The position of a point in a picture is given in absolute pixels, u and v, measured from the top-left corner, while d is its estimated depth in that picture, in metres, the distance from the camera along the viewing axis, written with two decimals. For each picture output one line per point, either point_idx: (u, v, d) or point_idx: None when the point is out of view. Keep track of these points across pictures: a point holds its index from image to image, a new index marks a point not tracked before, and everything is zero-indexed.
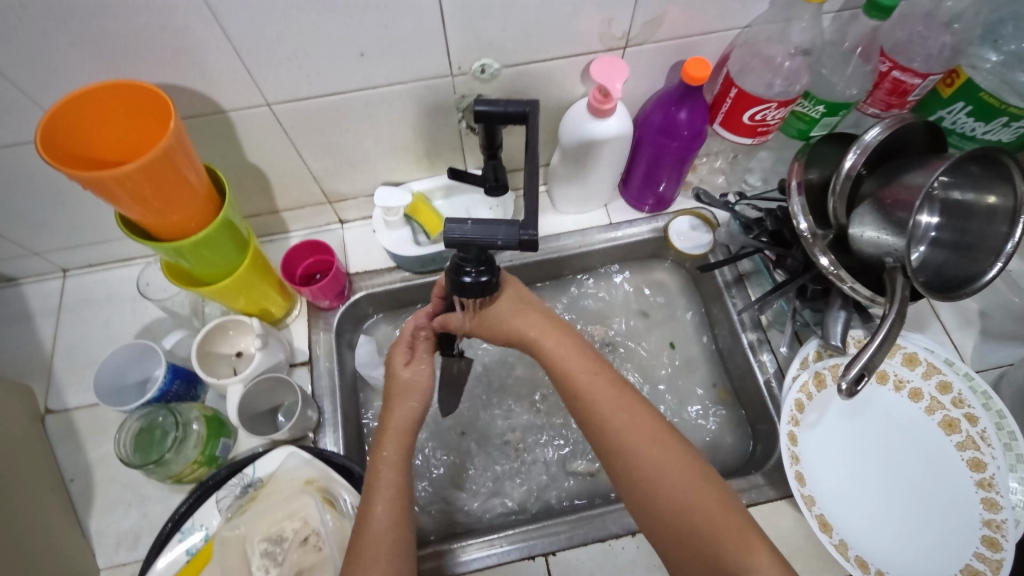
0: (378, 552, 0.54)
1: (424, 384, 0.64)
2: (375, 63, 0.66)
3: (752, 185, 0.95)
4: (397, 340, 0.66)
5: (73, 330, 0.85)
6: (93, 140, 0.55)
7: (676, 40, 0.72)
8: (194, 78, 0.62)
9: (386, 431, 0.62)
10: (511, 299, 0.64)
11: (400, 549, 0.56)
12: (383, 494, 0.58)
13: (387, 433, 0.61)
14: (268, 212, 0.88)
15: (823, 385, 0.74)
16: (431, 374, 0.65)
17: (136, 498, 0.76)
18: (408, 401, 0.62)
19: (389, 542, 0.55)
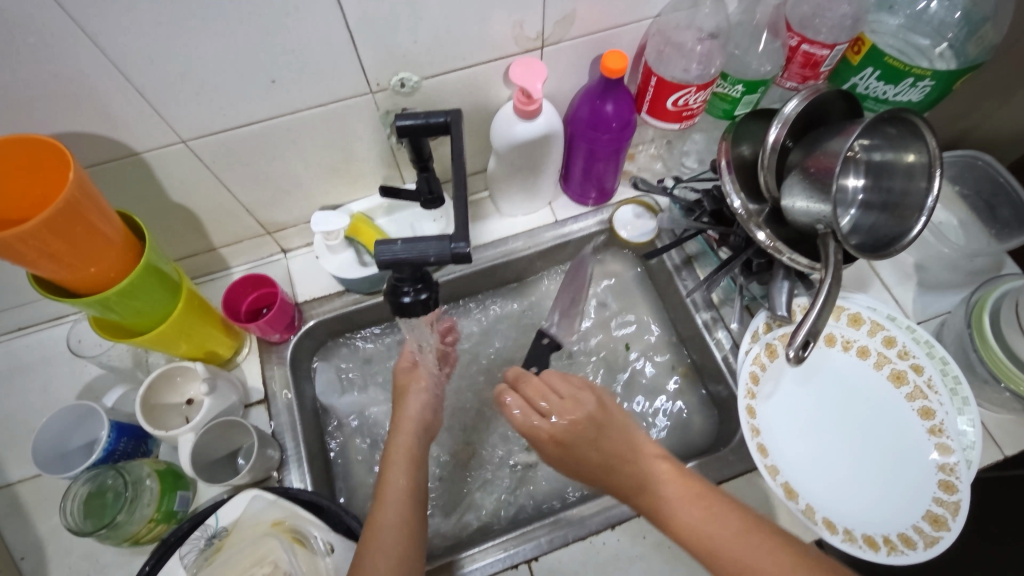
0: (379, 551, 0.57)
1: (425, 400, 0.74)
2: (289, 88, 0.64)
3: (688, 168, 0.97)
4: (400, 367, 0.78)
5: (7, 400, 0.81)
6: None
7: (591, 35, 0.73)
8: (99, 123, 0.60)
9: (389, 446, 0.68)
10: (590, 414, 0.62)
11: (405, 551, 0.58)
12: (387, 502, 0.61)
13: (391, 449, 0.67)
14: (205, 251, 0.85)
15: (775, 355, 0.75)
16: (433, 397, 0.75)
17: (95, 568, 0.72)
18: (411, 408, 0.72)
19: (395, 543, 0.58)
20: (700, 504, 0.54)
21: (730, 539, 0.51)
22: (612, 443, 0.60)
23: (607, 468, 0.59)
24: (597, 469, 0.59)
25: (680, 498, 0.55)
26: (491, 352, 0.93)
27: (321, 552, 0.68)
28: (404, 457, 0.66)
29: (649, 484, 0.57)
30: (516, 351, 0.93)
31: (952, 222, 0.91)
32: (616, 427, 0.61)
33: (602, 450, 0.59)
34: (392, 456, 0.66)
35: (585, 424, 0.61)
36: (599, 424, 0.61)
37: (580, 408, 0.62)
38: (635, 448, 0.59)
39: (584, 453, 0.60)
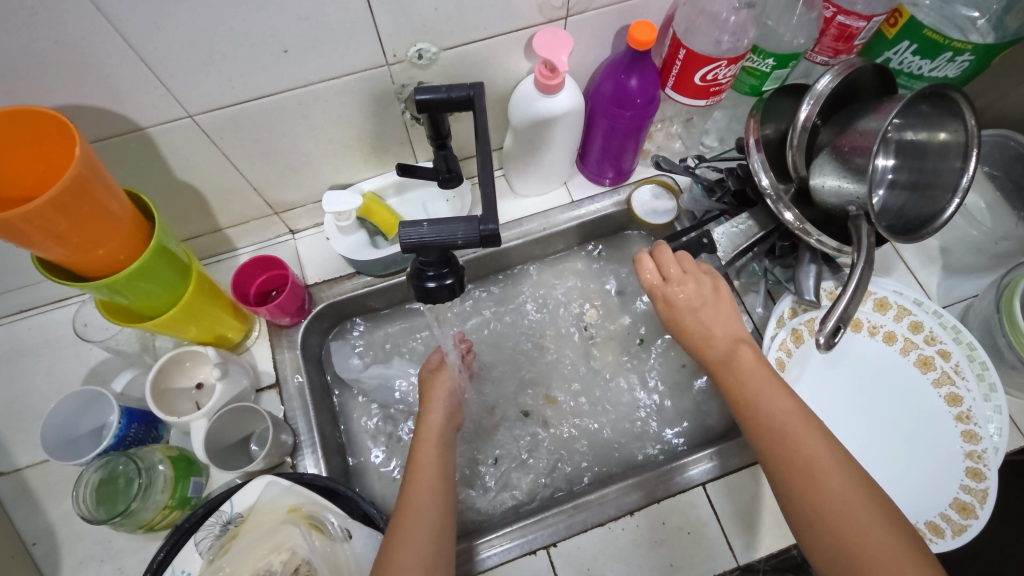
0: (414, 536, 0.57)
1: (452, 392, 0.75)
2: (302, 59, 0.61)
3: (709, 147, 0.94)
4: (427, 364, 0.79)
5: (10, 383, 0.79)
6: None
7: (618, 5, 0.69)
8: (101, 94, 0.56)
9: (421, 437, 0.69)
10: (707, 296, 0.65)
11: (440, 537, 0.59)
12: (419, 488, 0.62)
13: (422, 440, 0.68)
14: (210, 231, 0.82)
15: (801, 341, 0.74)
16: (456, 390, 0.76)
17: (108, 553, 0.71)
18: (438, 399, 0.73)
19: (430, 529, 0.58)
20: (774, 398, 0.57)
21: (795, 436, 0.54)
22: (715, 322, 0.64)
23: (701, 339, 0.64)
24: (695, 338, 0.64)
25: (757, 386, 0.58)
26: (505, 335, 0.91)
27: (340, 538, 0.67)
28: (433, 439, 0.69)
29: (737, 361, 0.61)
30: (530, 334, 0.91)
31: (978, 203, 0.89)
32: (718, 309, 0.65)
33: (705, 324, 0.64)
34: (421, 446, 0.68)
35: (701, 304, 0.65)
36: (708, 304, 0.65)
37: (698, 288, 0.65)
38: (725, 330, 0.64)
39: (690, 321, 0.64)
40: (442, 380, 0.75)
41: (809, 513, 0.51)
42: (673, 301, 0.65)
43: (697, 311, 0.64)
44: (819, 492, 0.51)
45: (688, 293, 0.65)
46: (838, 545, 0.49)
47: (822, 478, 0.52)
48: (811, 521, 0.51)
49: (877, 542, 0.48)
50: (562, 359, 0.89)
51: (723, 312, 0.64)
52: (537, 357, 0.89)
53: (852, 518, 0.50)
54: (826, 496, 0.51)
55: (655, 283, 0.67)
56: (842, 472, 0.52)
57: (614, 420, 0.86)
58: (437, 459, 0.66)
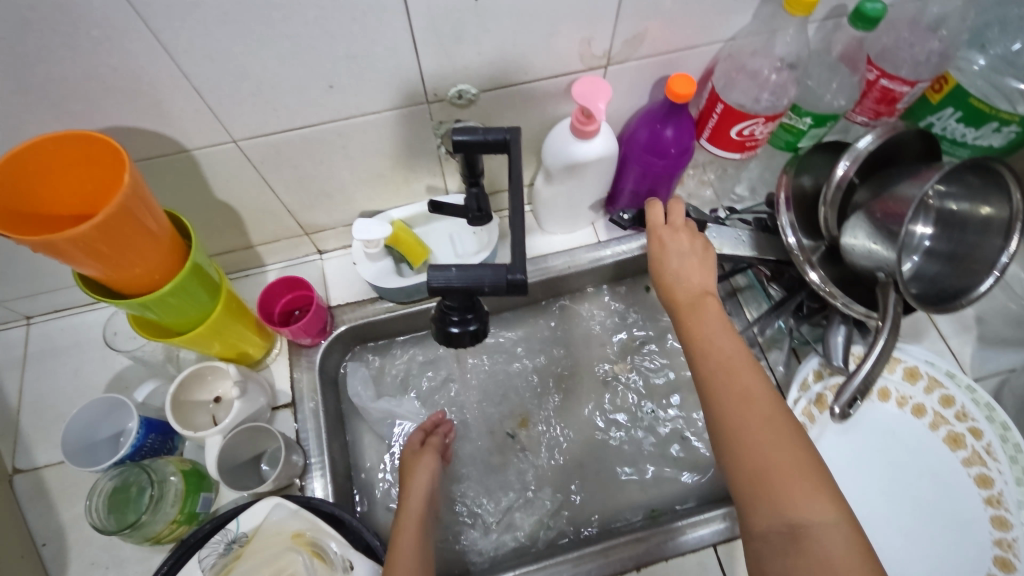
0: None
1: (433, 471, 0.73)
2: (346, 94, 0.62)
3: (740, 196, 0.93)
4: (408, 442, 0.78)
5: (38, 382, 0.81)
6: (27, 200, 0.49)
7: (658, 56, 0.70)
8: (151, 118, 0.58)
9: (400, 528, 0.67)
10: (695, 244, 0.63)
11: None
12: None
13: (401, 530, 0.67)
14: (242, 247, 0.84)
15: (824, 407, 0.71)
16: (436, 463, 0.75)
17: (113, 561, 0.72)
18: (422, 480, 0.72)
19: None
20: (722, 330, 0.56)
21: (734, 365, 0.54)
22: (695, 266, 0.61)
23: (674, 279, 0.61)
24: (667, 276, 0.62)
25: (710, 317, 0.57)
26: (522, 371, 0.90)
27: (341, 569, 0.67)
28: (412, 528, 0.67)
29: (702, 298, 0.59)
30: (547, 371, 0.90)
31: (1018, 274, 0.86)
32: (701, 255, 0.62)
33: (685, 266, 0.61)
34: (402, 534, 0.66)
35: (687, 248, 0.63)
36: (694, 251, 0.63)
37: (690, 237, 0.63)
38: (701, 275, 0.61)
39: (670, 261, 0.62)
40: (423, 462, 0.74)
41: (729, 433, 0.51)
42: (663, 242, 0.64)
43: (681, 255, 0.62)
44: (748, 414, 0.51)
45: (679, 239, 0.63)
46: (750, 466, 0.49)
47: (749, 404, 0.51)
48: (727, 437, 0.51)
49: (789, 466, 0.48)
50: (578, 400, 0.88)
51: (706, 259, 0.62)
52: (553, 396, 0.88)
53: (769, 440, 0.50)
54: (751, 417, 0.51)
55: (655, 223, 0.65)
56: (771, 400, 0.52)
57: (627, 467, 0.84)
58: (416, 553, 0.63)
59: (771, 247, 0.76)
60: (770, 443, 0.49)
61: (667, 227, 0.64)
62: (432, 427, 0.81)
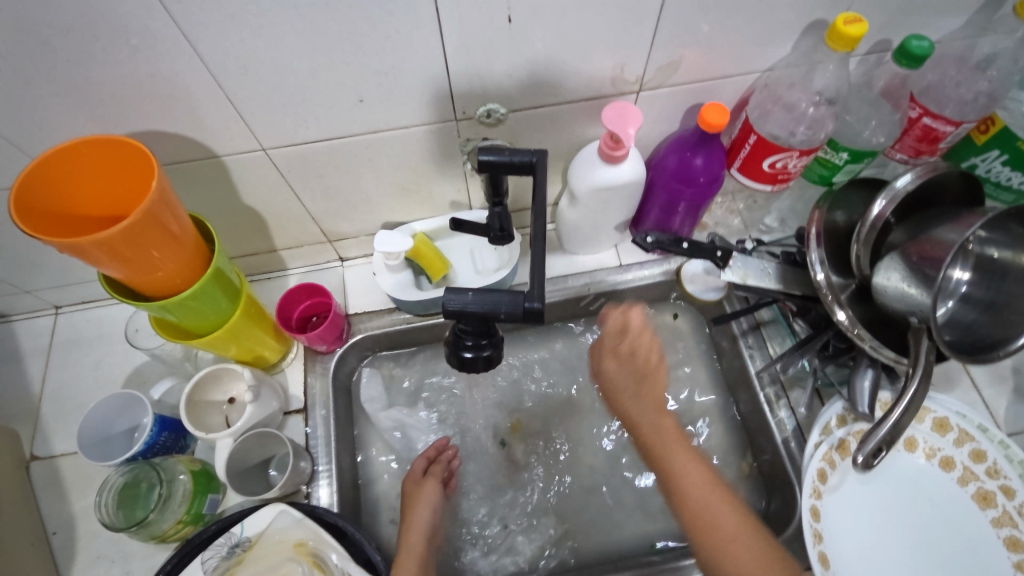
0: None
1: (434, 501, 0.73)
2: (375, 108, 0.63)
3: (769, 228, 0.90)
4: (411, 471, 0.77)
5: (62, 371, 0.83)
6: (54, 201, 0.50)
7: (692, 84, 0.69)
8: (185, 124, 0.60)
9: (399, 557, 0.67)
10: (642, 353, 0.64)
11: None
12: None
13: (400, 559, 0.67)
14: (266, 251, 0.85)
15: (846, 453, 0.69)
16: (439, 493, 0.74)
17: (119, 555, 0.72)
18: (423, 515, 0.71)
19: None
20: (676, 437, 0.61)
21: (691, 473, 0.59)
22: (646, 375, 0.63)
23: (626, 399, 0.63)
24: (615, 391, 0.64)
25: (660, 420, 0.62)
26: (535, 392, 0.89)
27: None
28: (413, 559, 0.67)
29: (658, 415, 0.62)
30: (560, 394, 0.88)
31: None
32: (652, 368, 0.64)
33: (632, 384, 0.63)
34: (402, 563, 0.66)
35: (637, 358, 0.64)
36: (644, 362, 0.64)
37: (641, 345, 0.64)
38: (652, 392, 0.63)
39: (614, 373, 0.64)
40: (426, 492, 0.73)
41: (708, 544, 0.56)
42: (608, 364, 0.64)
43: (626, 367, 0.63)
44: (712, 528, 0.56)
45: (624, 352, 0.64)
46: (722, 565, 0.55)
47: (707, 508, 0.57)
48: (704, 546, 0.56)
49: (766, 573, 0.53)
50: (589, 425, 0.87)
51: (653, 369, 0.64)
52: (565, 419, 0.87)
53: (740, 549, 0.55)
54: (710, 521, 0.56)
55: (603, 340, 0.66)
56: (726, 503, 0.57)
57: (636, 499, 0.82)
58: None
59: (797, 281, 0.74)
60: (731, 541, 0.55)
61: (609, 342, 0.65)
62: (436, 454, 0.80)
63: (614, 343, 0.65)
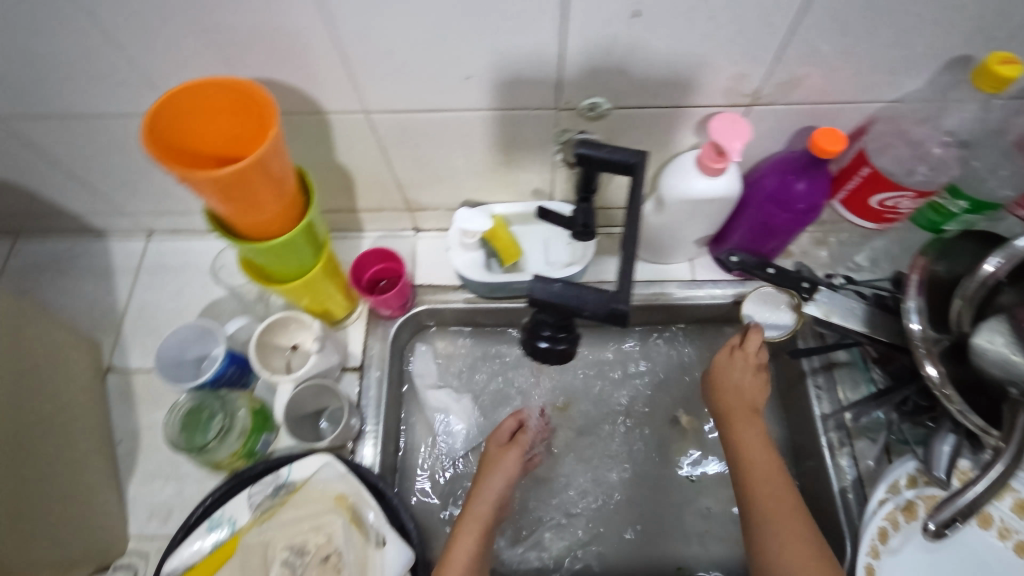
0: None
1: (513, 470, 0.71)
2: (482, 86, 0.63)
3: (857, 266, 0.85)
4: (498, 429, 0.76)
5: (146, 293, 0.88)
6: (175, 137, 0.51)
7: (809, 105, 0.65)
8: (301, 78, 0.61)
9: (465, 516, 0.68)
10: (755, 369, 0.73)
11: None
12: None
13: (465, 519, 0.67)
14: (347, 210, 0.87)
15: (913, 516, 0.64)
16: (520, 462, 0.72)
17: (174, 473, 0.77)
18: (496, 483, 0.70)
19: None
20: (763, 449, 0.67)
21: (770, 485, 0.64)
22: (748, 378, 0.73)
23: (729, 390, 0.72)
24: (728, 388, 0.73)
25: (744, 421, 0.70)
26: (583, 393, 0.88)
27: (374, 541, 0.68)
28: (475, 527, 0.67)
29: (742, 412, 0.70)
30: (609, 399, 0.87)
31: None
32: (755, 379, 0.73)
33: (745, 386, 0.72)
34: (464, 525, 0.67)
35: (754, 367, 0.73)
36: (753, 377, 0.73)
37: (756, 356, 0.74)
38: (752, 392, 0.72)
39: (728, 374, 0.73)
40: (507, 460, 0.72)
41: (768, 532, 0.61)
42: (725, 358, 0.75)
43: (739, 369, 0.73)
44: (772, 518, 0.61)
45: (748, 357, 0.73)
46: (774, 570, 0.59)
47: (778, 506, 0.62)
48: (763, 533, 0.61)
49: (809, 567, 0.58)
50: (633, 437, 0.85)
51: (760, 383, 0.73)
52: (609, 426, 0.86)
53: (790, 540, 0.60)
54: (777, 522, 0.61)
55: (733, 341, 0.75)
56: (794, 506, 0.62)
57: (670, 519, 0.81)
58: (473, 555, 0.64)
59: (886, 327, 0.70)
60: (791, 534, 0.60)
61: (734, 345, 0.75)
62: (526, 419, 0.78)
63: (736, 347, 0.75)
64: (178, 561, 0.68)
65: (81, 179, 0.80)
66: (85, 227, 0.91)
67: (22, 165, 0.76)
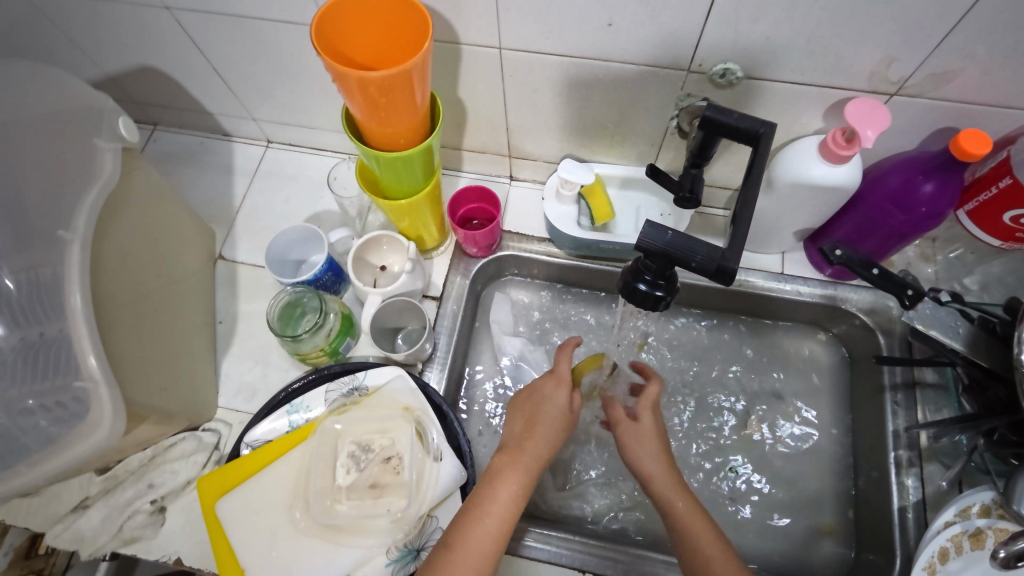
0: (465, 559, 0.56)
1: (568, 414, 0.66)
2: (618, 36, 0.63)
3: (965, 289, 0.81)
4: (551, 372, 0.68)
5: (258, 195, 0.96)
6: (334, 39, 0.54)
7: (957, 104, 0.62)
8: (446, 5, 0.63)
9: (517, 450, 0.63)
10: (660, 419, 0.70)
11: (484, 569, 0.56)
12: (493, 514, 0.59)
13: (517, 453, 0.62)
14: (452, 147, 0.90)
15: (980, 546, 0.61)
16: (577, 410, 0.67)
17: (263, 359, 0.84)
18: (553, 425, 0.64)
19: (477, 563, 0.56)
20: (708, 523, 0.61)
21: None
22: (668, 450, 0.67)
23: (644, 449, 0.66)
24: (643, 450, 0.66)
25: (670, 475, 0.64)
26: (648, 364, 0.89)
27: (432, 453, 0.72)
28: (523, 469, 0.61)
29: (673, 472, 0.65)
30: (672, 375, 0.88)
31: None
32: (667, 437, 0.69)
33: (652, 450, 0.66)
34: (513, 457, 0.62)
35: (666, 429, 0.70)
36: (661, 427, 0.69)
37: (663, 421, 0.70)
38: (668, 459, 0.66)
39: (645, 446, 0.66)
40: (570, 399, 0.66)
41: None
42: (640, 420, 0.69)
43: (651, 434, 0.68)
44: None
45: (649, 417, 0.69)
46: None
47: None
48: None
49: None
50: (690, 417, 0.86)
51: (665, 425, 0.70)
52: (666, 401, 0.87)
53: None
54: None
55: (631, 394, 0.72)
56: None
57: (714, 502, 0.81)
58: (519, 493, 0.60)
59: (984, 351, 0.67)
60: None
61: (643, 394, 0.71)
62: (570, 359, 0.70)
63: (646, 403, 0.70)
64: (258, 434, 0.76)
65: (222, 78, 0.86)
66: (215, 126, 0.99)
67: (176, 57, 0.84)
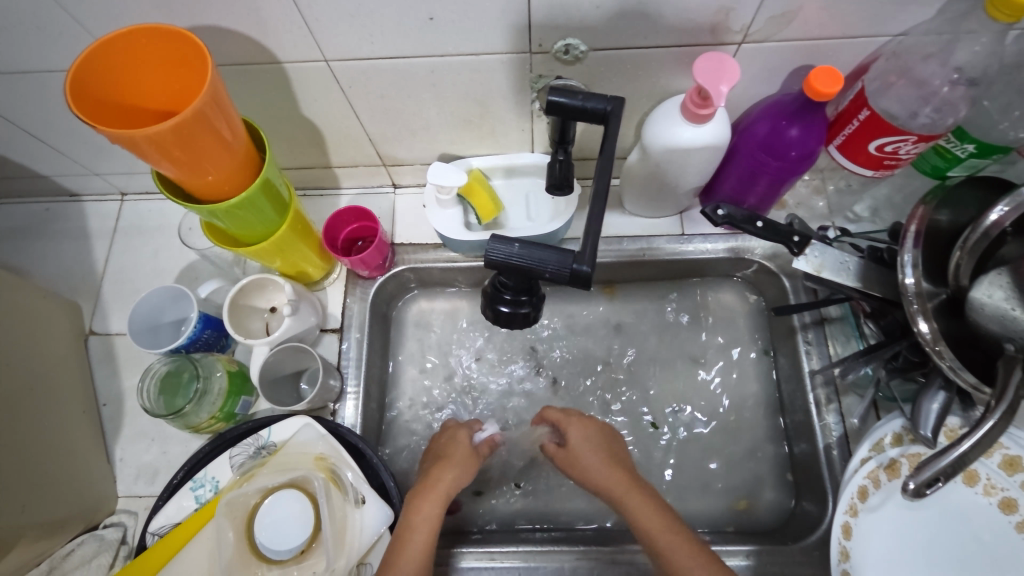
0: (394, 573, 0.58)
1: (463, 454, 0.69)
2: (443, 30, 0.58)
3: (857, 216, 0.81)
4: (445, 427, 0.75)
5: (122, 255, 0.87)
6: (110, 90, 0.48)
7: (805, 41, 0.60)
8: (249, 24, 0.56)
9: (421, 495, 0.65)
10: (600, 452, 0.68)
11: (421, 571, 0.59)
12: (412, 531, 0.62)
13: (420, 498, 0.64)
14: (321, 166, 0.83)
15: (896, 475, 0.64)
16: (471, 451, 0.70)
17: (159, 435, 0.78)
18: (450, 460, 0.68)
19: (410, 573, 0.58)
20: (669, 521, 0.61)
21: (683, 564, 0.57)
22: (631, 474, 0.66)
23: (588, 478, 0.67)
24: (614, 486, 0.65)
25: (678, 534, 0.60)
26: (568, 351, 0.86)
27: (350, 501, 0.68)
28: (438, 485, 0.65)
29: (633, 482, 0.65)
30: (595, 357, 0.86)
31: None
32: (629, 489, 0.64)
33: (606, 482, 0.65)
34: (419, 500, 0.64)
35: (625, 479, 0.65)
36: (595, 442, 0.69)
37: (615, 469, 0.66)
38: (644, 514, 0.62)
39: (638, 503, 0.63)
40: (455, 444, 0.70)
41: None
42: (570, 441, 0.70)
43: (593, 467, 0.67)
44: None
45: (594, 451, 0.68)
46: None
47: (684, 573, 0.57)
48: None
49: None
50: (617, 396, 0.84)
51: (614, 447, 0.69)
52: (593, 385, 0.85)
53: None
54: None
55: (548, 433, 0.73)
56: None
57: (648, 475, 0.80)
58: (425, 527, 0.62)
59: (877, 280, 0.67)
60: None
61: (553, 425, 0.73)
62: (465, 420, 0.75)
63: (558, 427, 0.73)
64: (166, 516, 0.70)
65: (41, 140, 0.77)
66: (57, 189, 0.89)
67: None
